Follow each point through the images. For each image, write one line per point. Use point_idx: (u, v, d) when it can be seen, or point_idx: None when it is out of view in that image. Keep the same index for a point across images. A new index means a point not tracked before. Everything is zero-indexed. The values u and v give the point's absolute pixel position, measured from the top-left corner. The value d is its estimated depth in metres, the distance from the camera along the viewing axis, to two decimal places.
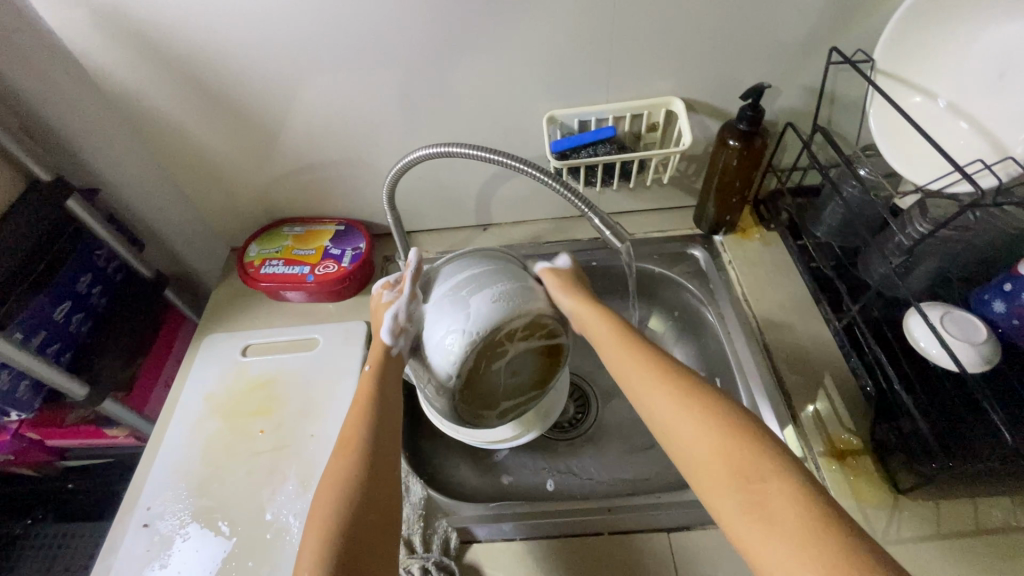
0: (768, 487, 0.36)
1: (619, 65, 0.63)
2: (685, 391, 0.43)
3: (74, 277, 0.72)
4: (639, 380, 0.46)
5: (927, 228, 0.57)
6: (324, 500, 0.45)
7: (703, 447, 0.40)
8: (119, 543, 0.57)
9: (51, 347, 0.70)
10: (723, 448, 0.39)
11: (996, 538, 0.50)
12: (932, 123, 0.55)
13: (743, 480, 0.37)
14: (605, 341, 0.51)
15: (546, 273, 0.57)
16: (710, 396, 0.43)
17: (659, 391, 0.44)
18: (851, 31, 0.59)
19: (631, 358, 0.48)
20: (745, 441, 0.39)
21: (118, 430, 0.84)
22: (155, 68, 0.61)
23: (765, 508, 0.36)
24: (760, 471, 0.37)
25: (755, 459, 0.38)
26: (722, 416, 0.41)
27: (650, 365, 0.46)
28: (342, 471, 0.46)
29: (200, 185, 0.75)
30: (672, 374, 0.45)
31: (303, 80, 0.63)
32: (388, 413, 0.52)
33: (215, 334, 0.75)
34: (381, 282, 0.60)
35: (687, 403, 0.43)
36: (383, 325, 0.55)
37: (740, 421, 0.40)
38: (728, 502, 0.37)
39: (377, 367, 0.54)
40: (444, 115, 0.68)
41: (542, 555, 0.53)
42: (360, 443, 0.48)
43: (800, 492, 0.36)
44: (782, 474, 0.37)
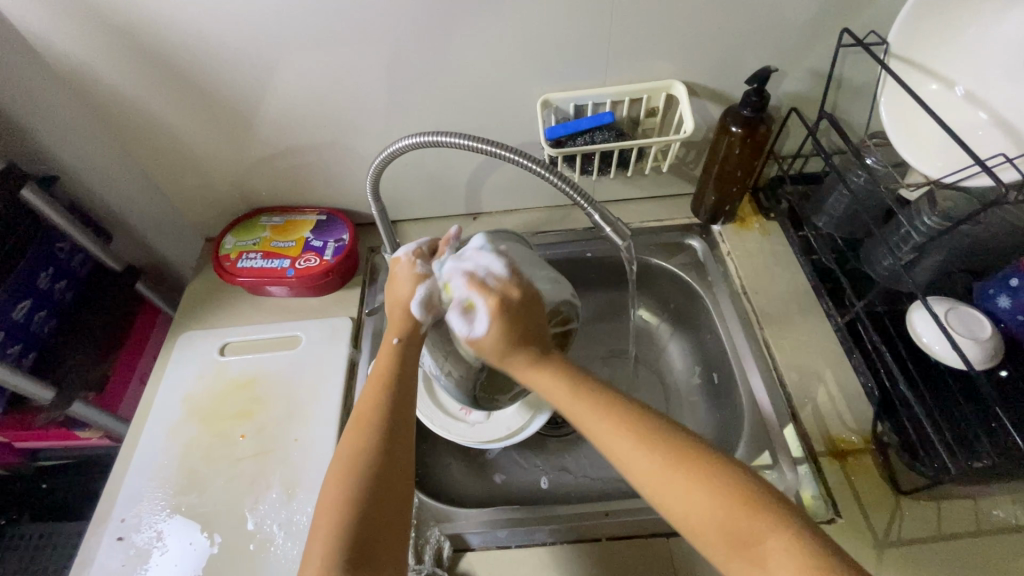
0: (769, 547, 0.34)
1: (619, 45, 0.59)
2: (661, 450, 0.38)
3: (33, 272, 0.68)
4: (607, 446, 0.40)
5: (939, 222, 0.55)
6: (334, 485, 0.43)
7: (695, 512, 0.36)
8: (93, 557, 0.54)
9: (12, 348, 0.66)
10: (718, 513, 0.36)
11: (996, 538, 0.50)
12: (949, 111, 0.52)
13: (742, 545, 0.35)
14: (560, 395, 0.43)
15: (490, 315, 0.46)
16: (687, 451, 0.38)
17: (632, 453, 0.39)
18: (863, 10, 0.56)
19: (589, 412, 0.41)
20: (739, 503, 0.36)
21: (91, 431, 0.80)
22: (111, 45, 0.55)
23: (769, 570, 0.34)
24: (759, 531, 0.35)
25: (753, 522, 0.35)
26: (708, 475, 0.37)
27: (612, 420, 0.41)
28: (362, 450, 0.44)
29: (169, 171, 0.70)
30: (643, 431, 0.39)
31: (277, 60, 0.58)
32: (406, 390, 0.49)
33: (191, 331, 0.71)
34: (410, 248, 0.55)
35: (667, 464, 0.38)
36: (416, 299, 0.52)
37: (730, 478, 0.37)
38: (733, 567, 0.35)
39: (403, 342, 0.51)
40: (431, 98, 0.64)
41: (539, 562, 0.52)
42: (377, 423, 0.46)
43: (804, 549, 0.34)
44: (784, 528, 0.35)
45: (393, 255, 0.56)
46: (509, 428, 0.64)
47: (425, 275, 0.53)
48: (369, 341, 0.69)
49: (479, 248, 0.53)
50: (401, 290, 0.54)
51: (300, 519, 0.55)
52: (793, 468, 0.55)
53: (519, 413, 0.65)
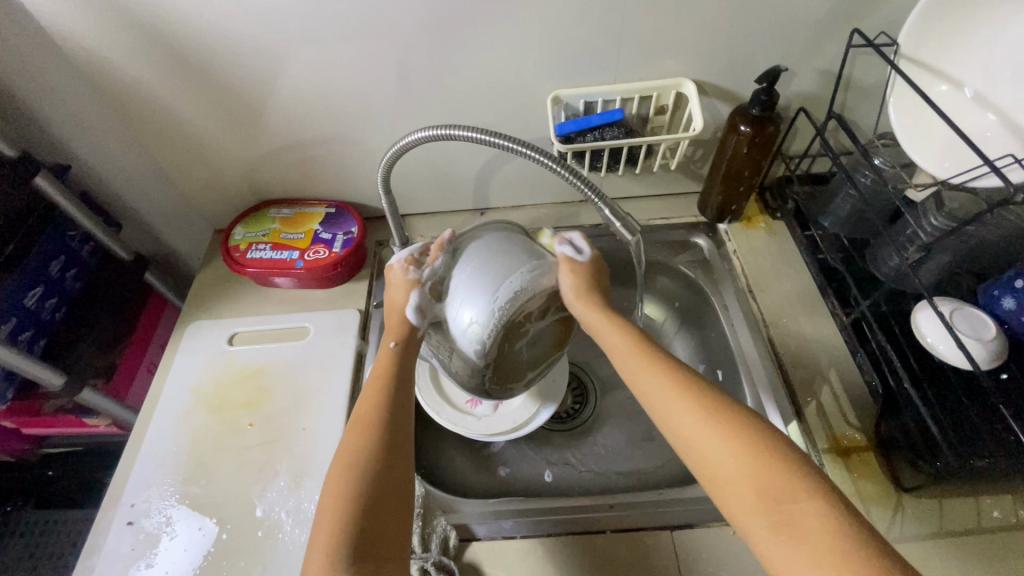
0: (799, 508, 0.36)
1: (630, 43, 0.60)
2: (707, 402, 0.42)
3: (45, 259, 0.68)
4: (659, 397, 0.44)
5: (945, 223, 0.56)
6: (337, 482, 0.43)
7: (732, 463, 0.39)
8: (102, 542, 0.55)
9: (24, 335, 0.66)
10: (753, 468, 0.38)
11: (996, 537, 0.51)
12: (958, 113, 0.53)
13: (773, 501, 0.37)
14: (620, 352, 0.48)
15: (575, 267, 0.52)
16: (732, 410, 0.41)
17: (681, 404, 0.42)
18: (874, 11, 0.56)
19: (643, 366, 0.46)
20: (772, 457, 0.38)
21: (99, 419, 0.80)
22: (124, 35, 0.56)
23: (794, 529, 0.35)
24: (789, 491, 0.37)
25: (784, 481, 0.37)
26: (749, 431, 0.40)
27: (666, 375, 0.44)
28: (361, 449, 0.45)
29: (179, 161, 0.70)
30: (693, 390, 0.43)
31: (291, 52, 0.59)
32: (404, 392, 0.50)
33: (199, 321, 0.72)
34: (403, 255, 0.55)
35: (709, 415, 0.41)
36: (409, 305, 0.52)
37: (767, 438, 0.39)
38: (758, 523, 0.37)
39: (400, 346, 0.52)
40: (442, 94, 0.64)
41: (544, 553, 0.52)
42: (377, 423, 0.47)
43: (827, 519, 0.35)
44: (812, 497, 0.36)
45: (388, 261, 0.56)
46: (515, 421, 0.64)
47: (418, 280, 0.53)
48: (377, 333, 0.69)
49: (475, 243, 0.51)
50: (395, 297, 0.54)
51: (308, 508, 0.56)
52: None
53: (527, 406, 0.66)
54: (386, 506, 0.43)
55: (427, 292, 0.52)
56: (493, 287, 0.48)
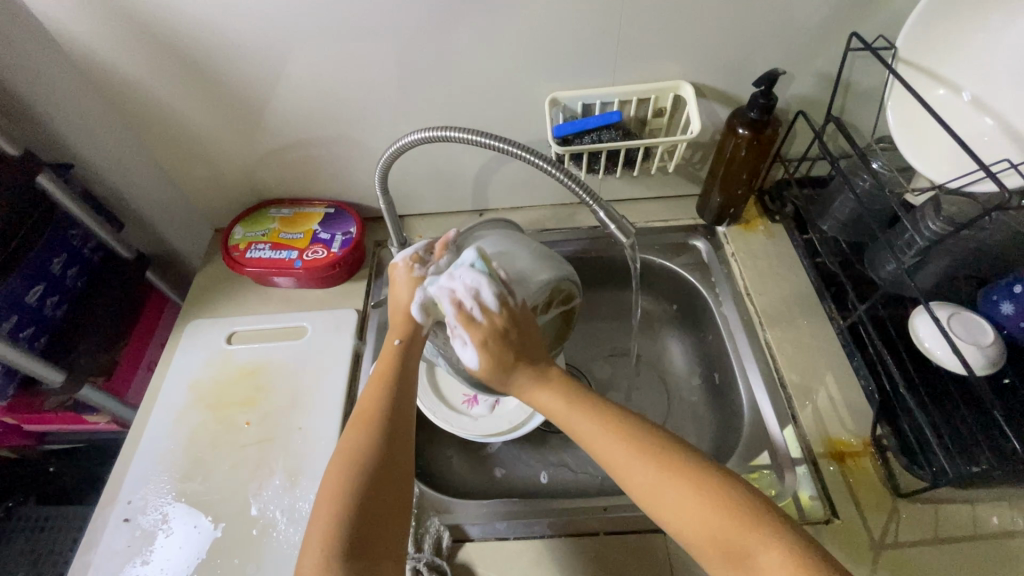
0: (763, 563, 0.37)
1: (628, 45, 0.60)
2: (662, 462, 0.41)
3: (46, 257, 0.69)
4: (611, 458, 0.43)
5: (943, 227, 0.55)
6: (335, 479, 0.44)
7: (694, 525, 0.39)
8: (99, 538, 0.55)
9: (25, 332, 0.67)
10: (715, 528, 0.38)
11: (992, 544, 0.50)
12: (955, 117, 0.53)
13: (737, 560, 0.37)
14: (560, 412, 0.46)
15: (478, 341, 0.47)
16: (689, 465, 0.41)
17: (634, 468, 0.41)
18: (873, 14, 0.56)
19: (588, 427, 0.44)
20: (736, 520, 0.38)
21: (99, 416, 0.81)
22: (125, 36, 0.56)
23: None
24: (751, 548, 0.37)
25: (748, 539, 0.38)
26: (709, 489, 0.39)
27: (614, 436, 0.43)
28: (361, 448, 0.45)
29: (180, 161, 0.71)
30: (647, 448, 0.42)
31: (290, 53, 0.59)
32: (408, 386, 0.50)
33: (198, 320, 0.72)
34: (407, 254, 0.56)
35: (665, 477, 0.40)
36: (413, 303, 0.52)
37: (729, 495, 0.39)
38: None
39: (404, 344, 0.52)
40: (440, 95, 0.65)
41: (537, 554, 0.53)
42: (378, 420, 0.47)
43: (793, 565, 0.36)
44: (777, 548, 0.37)
45: (393, 260, 0.57)
46: (511, 422, 0.64)
47: (422, 278, 0.54)
48: (374, 333, 0.69)
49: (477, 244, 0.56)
50: (398, 296, 0.55)
51: (302, 507, 0.56)
52: (792, 470, 0.55)
53: (523, 407, 0.66)
54: (383, 504, 0.43)
55: (431, 288, 0.53)
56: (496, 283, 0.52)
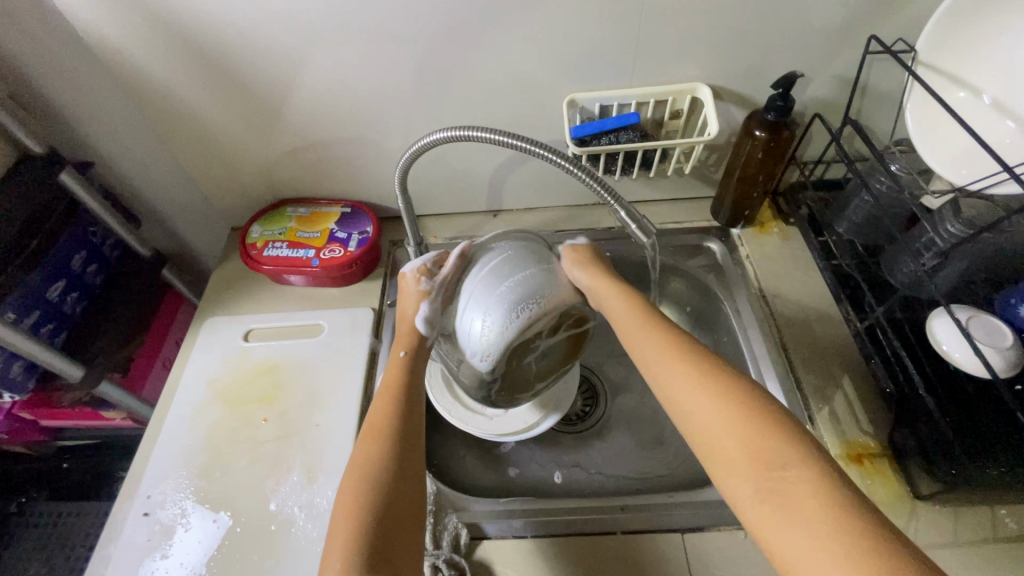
0: (788, 474, 0.37)
1: (647, 47, 0.60)
2: (706, 374, 0.44)
3: (68, 254, 0.70)
4: (665, 365, 0.46)
5: (963, 229, 0.56)
6: (351, 486, 0.44)
7: (723, 428, 0.41)
8: (118, 532, 0.56)
9: (45, 327, 0.68)
10: (750, 436, 0.40)
11: (1012, 547, 0.50)
12: (975, 119, 0.53)
13: (761, 463, 0.38)
14: (622, 318, 0.51)
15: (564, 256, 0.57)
16: (729, 380, 0.43)
17: (679, 377, 0.45)
18: (892, 17, 0.57)
19: (646, 337, 0.49)
20: (766, 427, 0.40)
21: (115, 412, 0.82)
22: (151, 35, 0.57)
23: (784, 491, 0.37)
24: (780, 457, 0.38)
25: (775, 446, 0.39)
26: (745, 402, 0.42)
27: (666, 347, 0.47)
28: (373, 458, 0.46)
29: (199, 160, 0.72)
30: (693, 363, 0.45)
31: (312, 53, 0.60)
32: (414, 402, 0.51)
33: (216, 317, 0.73)
34: (415, 264, 0.58)
35: (706, 384, 0.43)
36: (417, 316, 0.55)
37: (764, 408, 0.41)
38: (746, 483, 0.38)
39: (409, 355, 0.54)
40: (459, 96, 0.65)
41: (555, 552, 0.53)
42: (389, 430, 0.48)
43: (818, 483, 0.36)
44: (807, 462, 0.38)
45: (402, 268, 0.59)
46: (526, 421, 0.65)
47: (429, 291, 0.56)
48: (390, 332, 0.70)
49: (488, 254, 0.54)
50: (407, 306, 0.57)
51: (321, 502, 0.56)
52: None
53: (538, 407, 0.66)
54: (400, 510, 0.43)
55: (438, 301, 0.55)
56: (507, 299, 0.50)
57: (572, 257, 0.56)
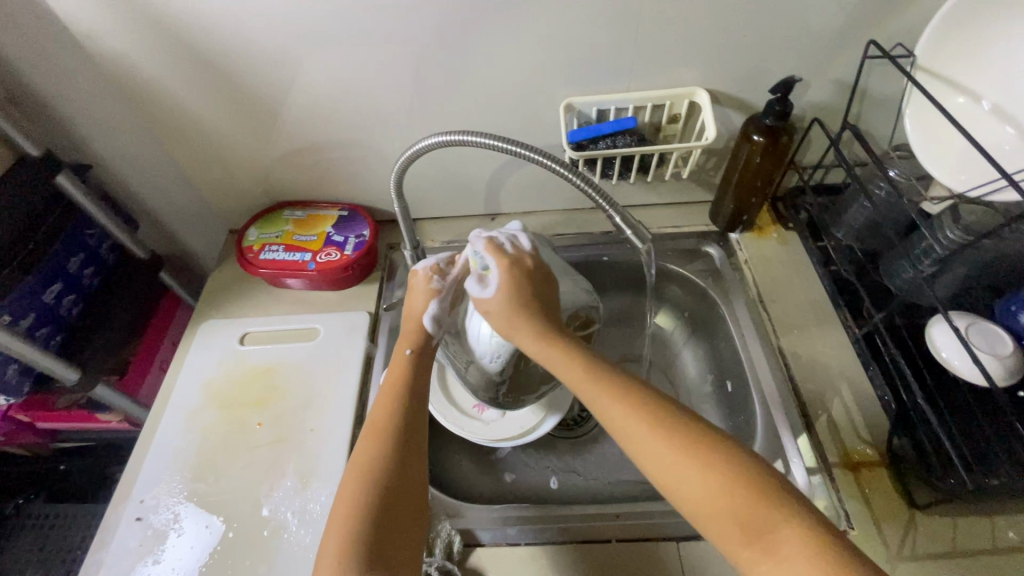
0: (780, 538, 0.34)
1: (644, 51, 0.60)
2: (677, 435, 0.40)
3: (64, 256, 0.70)
4: (628, 429, 0.42)
5: (961, 236, 0.55)
6: (352, 484, 0.44)
7: (707, 498, 0.37)
8: (112, 536, 0.56)
9: (41, 331, 0.68)
10: (731, 499, 0.37)
11: (1012, 558, 0.49)
12: (974, 125, 0.52)
13: (754, 533, 0.35)
14: (572, 379, 0.46)
15: (494, 294, 0.52)
16: (700, 439, 0.40)
17: (649, 443, 0.40)
18: (892, 22, 0.56)
19: (602, 401, 0.44)
20: (752, 492, 0.36)
21: (111, 414, 0.82)
22: (147, 38, 0.57)
23: (778, 558, 0.34)
24: (770, 522, 0.35)
25: (764, 511, 0.36)
26: (723, 463, 0.38)
27: (629, 410, 0.42)
28: (376, 454, 0.45)
29: (196, 163, 0.72)
30: (661, 425, 0.41)
31: (308, 56, 0.60)
32: (419, 398, 0.51)
33: (212, 320, 0.73)
34: (427, 263, 0.58)
35: (678, 449, 0.39)
36: (427, 313, 0.55)
37: (744, 467, 0.38)
38: (739, 552, 0.35)
39: (415, 353, 0.54)
40: (456, 100, 0.65)
41: (549, 560, 0.52)
42: (392, 427, 0.47)
43: (809, 538, 0.34)
44: (795, 522, 0.35)
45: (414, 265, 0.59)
46: (521, 428, 0.64)
47: (440, 290, 0.56)
48: (386, 336, 0.69)
49: None
50: (415, 302, 0.57)
51: (314, 508, 0.56)
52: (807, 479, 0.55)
53: (534, 412, 0.66)
54: (400, 511, 0.43)
55: (447, 303, 0.56)
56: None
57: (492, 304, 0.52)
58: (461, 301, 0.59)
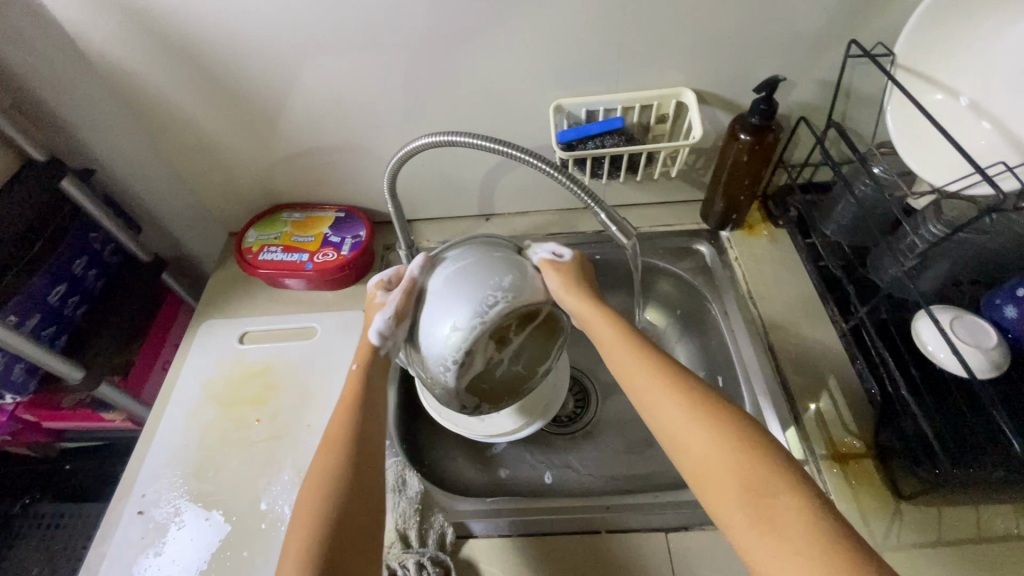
0: (779, 502, 0.37)
1: (631, 53, 0.61)
2: (695, 401, 0.43)
3: (69, 259, 0.72)
4: (648, 389, 0.45)
5: (942, 230, 0.56)
6: (308, 502, 0.44)
7: (714, 458, 0.40)
8: (114, 530, 0.57)
9: (46, 330, 0.70)
10: (735, 461, 0.39)
11: (997, 546, 0.50)
12: (953, 120, 0.53)
13: (754, 492, 0.38)
14: (608, 342, 0.50)
15: (559, 267, 0.54)
16: (717, 406, 0.43)
17: (668, 404, 0.44)
18: (873, 22, 0.57)
19: (632, 362, 0.48)
20: (762, 459, 0.39)
21: (115, 413, 0.83)
22: (148, 46, 0.59)
23: (775, 520, 0.36)
24: (771, 486, 0.38)
25: (769, 479, 0.38)
26: (735, 430, 0.41)
27: (653, 371, 0.46)
28: (329, 470, 0.46)
29: (196, 167, 0.74)
30: (682, 389, 0.44)
31: (303, 61, 0.61)
32: (371, 411, 0.51)
33: (212, 320, 0.74)
34: (375, 278, 0.56)
35: (696, 415, 0.42)
36: (373, 326, 0.53)
37: (755, 439, 0.40)
38: (736, 514, 0.38)
39: (360, 368, 0.53)
40: (448, 103, 0.66)
41: (539, 551, 0.53)
42: (344, 441, 0.48)
43: (809, 509, 0.36)
44: (794, 488, 0.37)
45: (366, 285, 0.58)
46: (515, 423, 0.65)
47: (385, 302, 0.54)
48: None
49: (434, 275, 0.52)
50: (370, 318, 0.55)
51: None
52: None
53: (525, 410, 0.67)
54: (357, 521, 0.44)
55: (389, 317, 0.52)
56: (475, 296, 0.48)
57: (560, 268, 0.54)
58: (409, 308, 0.52)
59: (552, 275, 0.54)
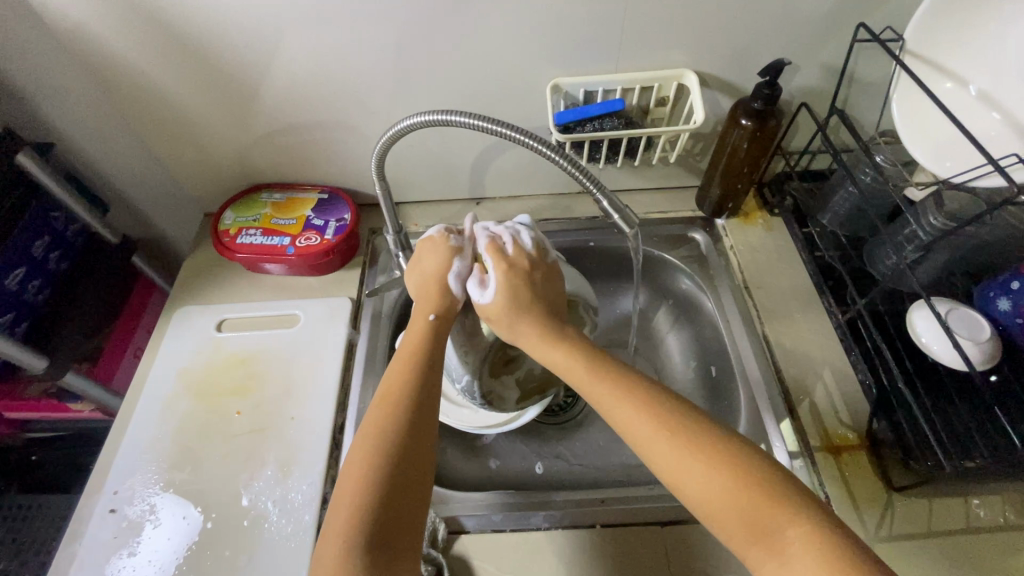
0: (787, 535, 0.35)
1: (633, 31, 0.58)
2: (682, 436, 0.39)
3: (28, 241, 0.67)
4: (630, 434, 0.41)
5: (944, 222, 0.55)
6: (361, 456, 0.42)
7: (714, 501, 0.37)
8: (84, 529, 0.54)
9: (5, 317, 0.65)
10: (738, 502, 0.36)
11: (985, 536, 0.51)
12: (961, 109, 0.52)
13: (761, 530, 0.36)
14: (579, 380, 0.45)
15: (490, 300, 0.51)
16: (711, 442, 0.39)
17: (656, 443, 0.40)
18: (883, 4, 0.55)
19: (612, 398, 0.43)
20: (764, 494, 0.36)
21: (83, 403, 0.79)
22: (111, 8, 0.54)
23: (785, 556, 0.34)
24: (777, 523, 0.35)
25: (777, 517, 0.36)
26: (733, 465, 0.38)
27: (633, 408, 0.42)
28: (386, 426, 0.43)
29: (167, 142, 0.69)
30: (668, 420, 0.40)
31: (284, 30, 0.57)
32: (436, 365, 0.48)
33: (187, 306, 0.70)
34: (440, 226, 0.55)
35: (689, 454, 0.39)
36: (451, 273, 0.53)
37: (753, 474, 0.37)
38: (750, 551, 0.36)
39: (438, 320, 0.51)
40: (439, 80, 0.63)
41: (533, 547, 0.52)
42: (405, 397, 0.45)
43: (820, 539, 0.34)
44: (803, 517, 0.35)
45: (426, 233, 0.56)
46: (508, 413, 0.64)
47: (459, 248, 0.54)
48: (368, 323, 0.68)
49: None
50: (431, 263, 0.54)
51: (294, 497, 0.55)
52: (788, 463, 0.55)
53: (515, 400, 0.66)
54: (412, 483, 0.41)
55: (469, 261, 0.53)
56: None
57: (494, 302, 0.50)
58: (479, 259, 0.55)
59: (487, 316, 0.51)
